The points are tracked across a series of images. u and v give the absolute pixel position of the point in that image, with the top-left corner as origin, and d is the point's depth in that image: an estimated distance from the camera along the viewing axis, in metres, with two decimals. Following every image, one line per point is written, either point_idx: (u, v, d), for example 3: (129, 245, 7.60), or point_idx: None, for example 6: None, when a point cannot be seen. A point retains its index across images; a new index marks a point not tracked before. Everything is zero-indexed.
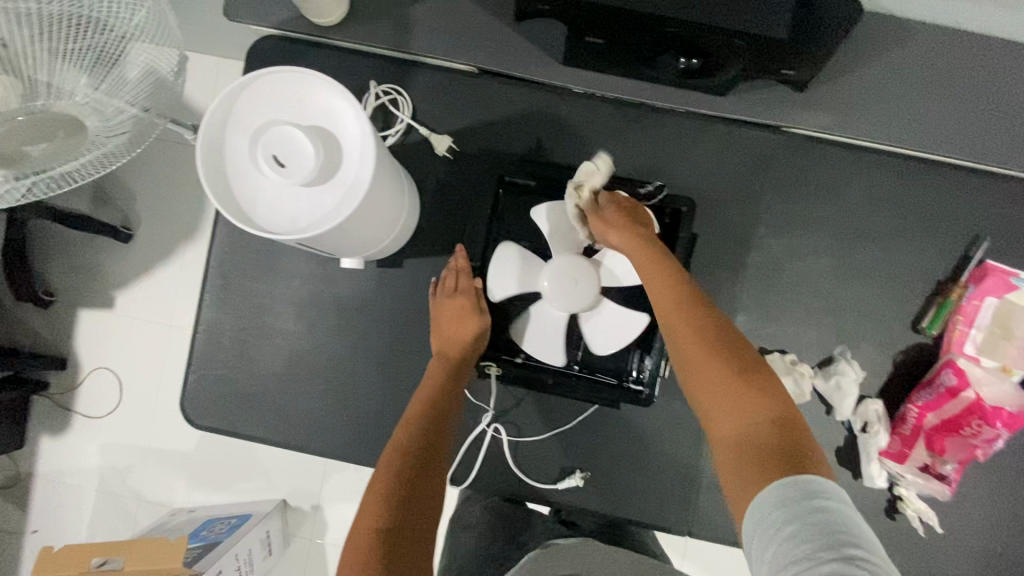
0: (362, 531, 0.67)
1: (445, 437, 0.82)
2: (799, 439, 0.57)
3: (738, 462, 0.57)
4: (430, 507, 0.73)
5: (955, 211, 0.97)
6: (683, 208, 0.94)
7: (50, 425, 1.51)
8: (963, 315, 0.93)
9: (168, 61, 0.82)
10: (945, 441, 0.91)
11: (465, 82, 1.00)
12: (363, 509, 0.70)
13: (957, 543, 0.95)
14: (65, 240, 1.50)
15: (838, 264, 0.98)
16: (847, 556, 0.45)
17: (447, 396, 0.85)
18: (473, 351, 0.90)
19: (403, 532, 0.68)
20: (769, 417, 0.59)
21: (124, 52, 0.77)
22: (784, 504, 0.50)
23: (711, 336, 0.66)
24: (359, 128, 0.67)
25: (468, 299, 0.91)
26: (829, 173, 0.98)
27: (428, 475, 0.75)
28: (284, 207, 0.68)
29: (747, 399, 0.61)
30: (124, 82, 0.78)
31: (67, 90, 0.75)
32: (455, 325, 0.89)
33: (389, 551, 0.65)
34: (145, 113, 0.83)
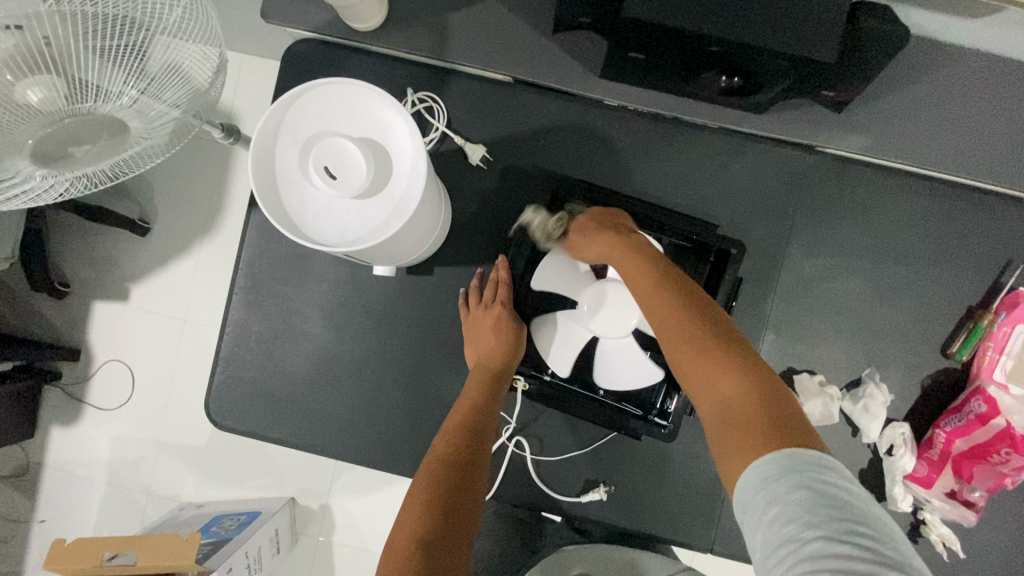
0: (399, 538, 0.67)
1: (482, 447, 0.81)
2: (776, 407, 0.55)
3: (721, 447, 0.55)
4: (466, 518, 0.73)
5: (987, 237, 0.97)
6: (734, 251, 0.92)
7: (62, 415, 1.51)
8: (994, 342, 0.92)
9: (213, 63, 0.82)
10: (973, 467, 0.92)
11: (500, 91, 1.00)
12: (401, 517, 0.70)
13: (979, 568, 0.95)
14: (83, 231, 1.50)
15: (868, 285, 0.98)
16: (834, 532, 0.45)
17: (484, 406, 0.85)
18: (509, 364, 0.89)
19: (441, 541, 0.67)
20: (742, 389, 0.57)
21: (164, 52, 0.75)
22: (761, 485, 0.49)
23: (686, 316, 0.65)
24: (409, 141, 0.68)
25: (507, 310, 0.91)
26: (862, 194, 0.98)
27: (464, 485, 0.75)
28: (336, 219, 0.69)
29: (720, 374, 0.59)
30: (167, 82, 0.78)
31: (115, 92, 0.72)
32: (493, 336, 0.89)
33: (425, 559, 0.64)
34: (183, 113, 0.83)
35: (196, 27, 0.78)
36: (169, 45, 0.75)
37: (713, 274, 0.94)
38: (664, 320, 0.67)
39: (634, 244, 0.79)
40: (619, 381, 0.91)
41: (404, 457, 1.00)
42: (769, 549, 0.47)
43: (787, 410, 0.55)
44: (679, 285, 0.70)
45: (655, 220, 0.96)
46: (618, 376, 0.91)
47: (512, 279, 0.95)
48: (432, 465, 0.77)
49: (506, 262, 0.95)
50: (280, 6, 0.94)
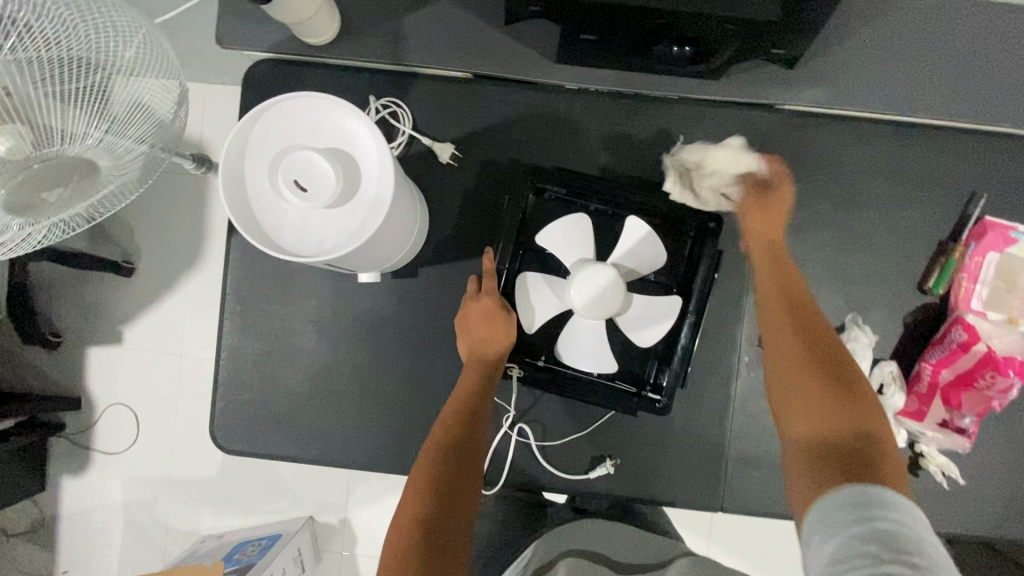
0: (403, 524, 0.68)
1: (479, 435, 0.82)
2: (875, 456, 0.62)
3: (805, 467, 0.64)
4: (466, 497, 0.74)
5: (948, 172, 0.99)
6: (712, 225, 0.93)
7: (71, 465, 1.51)
8: (967, 272, 0.96)
9: (175, 95, 0.83)
10: (961, 395, 0.94)
11: (461, 89, 1.01)
12: (403, 503, 0.71)
13: (979, 491, 0.98)
14: (69, 280, 1.50)
15: (841, 233, 1.01)
16: (906, 560, 0.47)
17: (479, 397, 0.85)
18: (501, 352, 0.90)
19: (442, 522, 0.69)
20: (847, 434, 0.65)
21: (122, 87, 0.76)
22: (850, 507, 0.53)
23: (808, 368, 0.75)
24: (375, 148, 0.68)
25: (495, 299, 0.91)
26: (825, 145, 1.00)
27: (464, 466, 0.76)
28: (311, 231, 0.69)
29: (828, 414, 0.68)
30: (129, 119, 0.78)
31: (79, 134, 0.73)
32: (485, 328, 0.90)
33: (427, 547, 0.65)
34: (151, 147, 0.85)
35: (152, 62, 0.80)
36: (128, 82, 0.77)
37: (694, 248, 0.97)
38: (785, 351, 0.78)
39: (784, 286, 0.88)
40: (579, 358, 0.93)
41: (412, 458, 1.01)
42: (838, 556, 0.50)
43: (882, 457, 0.62)
44: (816, 341, 0.79)
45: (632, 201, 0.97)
46: (582, 353, 0.93)
47: (497, 270, 0.95)
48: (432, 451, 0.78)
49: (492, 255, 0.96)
50: (234, 32, 0.96)
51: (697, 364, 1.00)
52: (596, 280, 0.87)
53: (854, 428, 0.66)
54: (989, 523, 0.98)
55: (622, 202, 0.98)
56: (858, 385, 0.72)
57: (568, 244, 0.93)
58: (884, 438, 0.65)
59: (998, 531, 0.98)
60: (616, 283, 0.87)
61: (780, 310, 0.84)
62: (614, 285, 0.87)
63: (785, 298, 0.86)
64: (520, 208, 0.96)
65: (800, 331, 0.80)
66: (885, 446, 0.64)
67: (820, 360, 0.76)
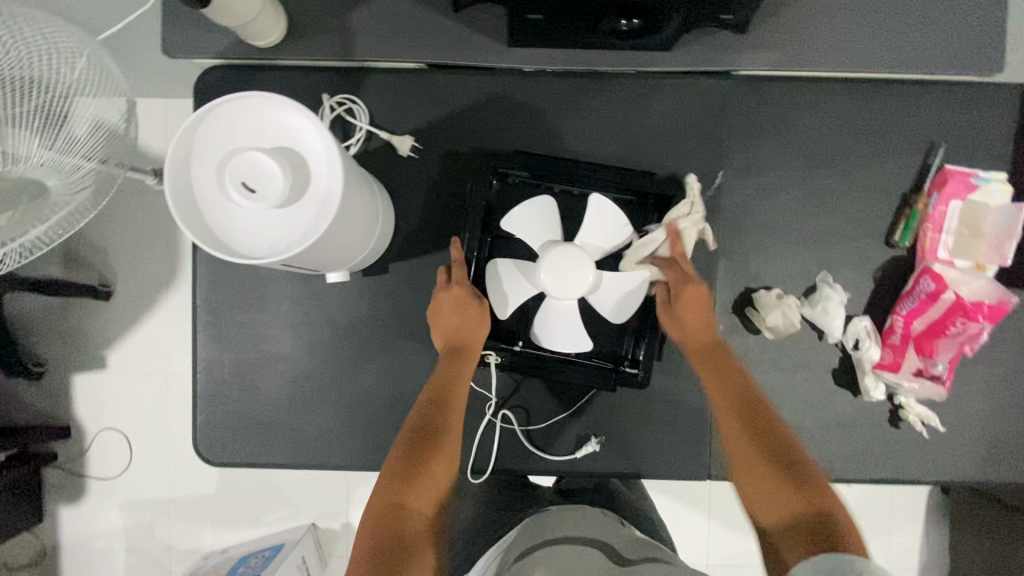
0: (379, 509, 0.69)
1: (457, 417, 0.81)
2: (834, 530, 0.63)
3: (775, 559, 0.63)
4: (443, 485, 0.75)
5: (906, 125, 1.00)
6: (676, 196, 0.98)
7: (66, 495, 1.50)
8: (932, 222, 0.96)
9: (122, 108, 0.86)
10: (934, 343, 0.95)
11: (415, 80, 1.00)
12: (380, 488, 0.72)
13: (961, 437, 0.99)
14: (45, 308, 1.49)
15: (806, 194, 1.01)
16: None
17: (456, 381, 0.84)
18: (476, 338, 0.90)
19: (418, 511, 0.71)
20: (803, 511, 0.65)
21: (69, 107, 0.80)
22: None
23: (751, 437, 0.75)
24: (323, 144, 0.66)
25: (465, 288, 0.92)
26: (783, 108, 1.00)
27: (443, 452, 0.76)
28: (262, 232, 0.66)
29: (782, 491, 0.68)
30: (76, 138, 0.81)
31: (23, 154, 0.77)
32: (458, 317, 0.90)
33: (399, 534, 0.67)
34: (103, 164, 0.85)
35: (97, 79, 0.83)
36: (75, 103, 0.80)
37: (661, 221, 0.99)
38: (731, 436, 0.76)
39: (719, 355, 0.86)
40: (554, 340, 0.93)
41: None
42: None
43: (838, 529, 0.63)
44: (751, 404, 0.78)
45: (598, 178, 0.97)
46: (555, 335, 0.93)
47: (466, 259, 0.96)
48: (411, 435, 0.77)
49: (458, 244, 0.95)
50: (180, 40, 0.94)
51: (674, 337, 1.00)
52: (562, 262, 0.86)
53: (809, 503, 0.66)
54: (972, 467, 0.99)
55: (583, 180, 0.97)
56: (796, 445, 0.73)
57: (534, 227, 0.92)
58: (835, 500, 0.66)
59: (979, 474, 1.00)
60: (584, 262, 0.87)
61: (720, 375, 0.83)
62: (581, 263, 0.86)
63: (719, 377, 0.83)
64: (482, 195, 0.95)
65: (737, 408, 0.78)
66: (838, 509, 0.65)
67: (763, 425, 0.76)
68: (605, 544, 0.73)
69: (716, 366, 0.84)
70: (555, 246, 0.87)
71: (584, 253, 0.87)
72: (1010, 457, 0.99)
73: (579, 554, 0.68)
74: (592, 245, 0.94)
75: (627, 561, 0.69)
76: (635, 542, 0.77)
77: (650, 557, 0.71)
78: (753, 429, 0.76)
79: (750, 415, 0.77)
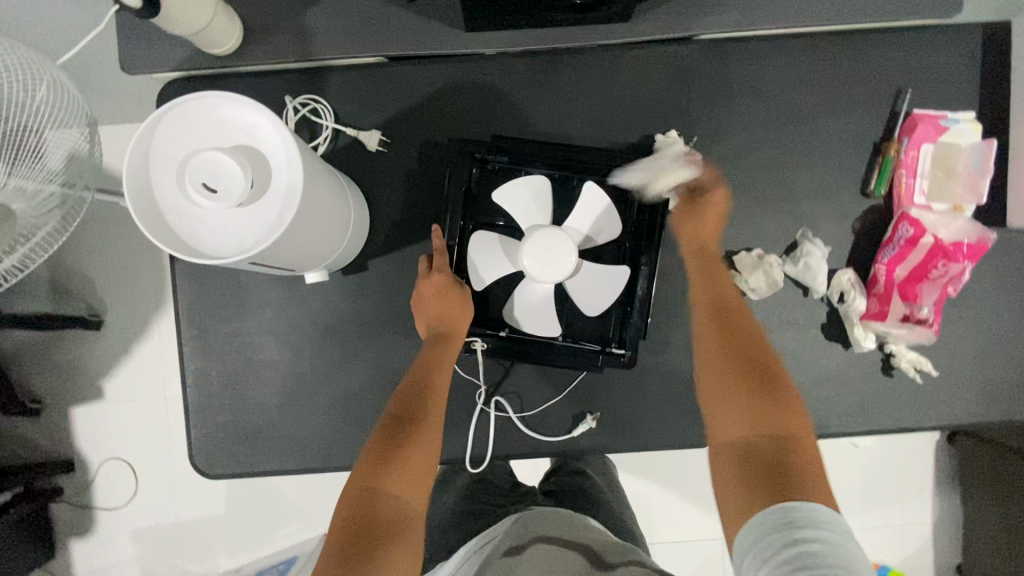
0: (354, 491, 0.68)
1: (436, 406, 0.81)
2: (795, 460, 0.62)
3: (729, 475, 0.64)
4: (424, 472, 0.73)
5: (872, 74, 1.00)
6: None
7: (76, 528, 1.50)
8: (905, 167, 0.97)
9: (85, 132, 0.87)
10: (917, 287, 0.95)
11: (377, 74, 1.00)
12: (355, 473, 0.71)
13: (955, 378, 0.99)
14: (37, 344, 1.48)
15: (778, 151, 1.01)
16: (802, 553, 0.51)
17: (435, 369, 0.84)
18: (460, 326, 0.90)
19: (394, 494, 0.69)
20: (768, 434, 0.65)
21: (40, 138, 0.81)
22: (780, 528, 0.55)
23: (731, 361, 0.75)
24: (281, 137, 0.66)
25: (448, 276, 0.91)
26: (747, 68, 1.00)
27: (421, 436, 0.75)
28: (228, 231, 0.65)
29: (749, 410, 0.68)
30: (46, 168, 0.82)
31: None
32: (440, 304, 0.90)
33: (374, 517, 0.65)
34: (70, 187, 0.88)
35: (61, 102, 0.83)
36: (45, 134, 0.81)
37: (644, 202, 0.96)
38: (712, 357, 0.77)
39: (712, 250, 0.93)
40: (538, 323, 0.94)
41: None
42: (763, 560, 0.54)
43: (803, 460, 0.62)
44: (741, 334, 0.79)
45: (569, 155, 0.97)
46: (538, 318, 0.93)
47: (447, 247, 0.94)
48: (387, 422, 0.76)
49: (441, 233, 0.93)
50: (139, 55, 0.94)
51: (661, 306, 1.00)
52: (546, 246, 0.87)
53: (778, 428, 0.66)
54: (969, 407, 0.99)
55: (566, 161, 0.96)
56: (781, 377, 0.72)
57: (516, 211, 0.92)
58: (807, 437, 0.65)
59: (976, 414, 0.99)
60: (567, 245, 0.87)
61: (712, 294, 0.86)
62: (565, 246, 0.87)
63: (714, 308, 0.83)
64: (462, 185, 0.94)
65: (726, 337, 0.79)
66: (808, 444, 0.65)
67: (748, 352, 0.76)
68: (587, 546, 0.71)
69: (711, 286, 0.88)
70: (539, 231, 0.87)
71: (569, 237, 0.87)
72: (1006, 393, 0.99)
73: (557, 560, 0.67)
74: (576, 229, 0.93)
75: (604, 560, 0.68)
76: (614, 542, 0.75)
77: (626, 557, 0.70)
78: (734, 354, 0.76)
79: (739, 344, 0.77)
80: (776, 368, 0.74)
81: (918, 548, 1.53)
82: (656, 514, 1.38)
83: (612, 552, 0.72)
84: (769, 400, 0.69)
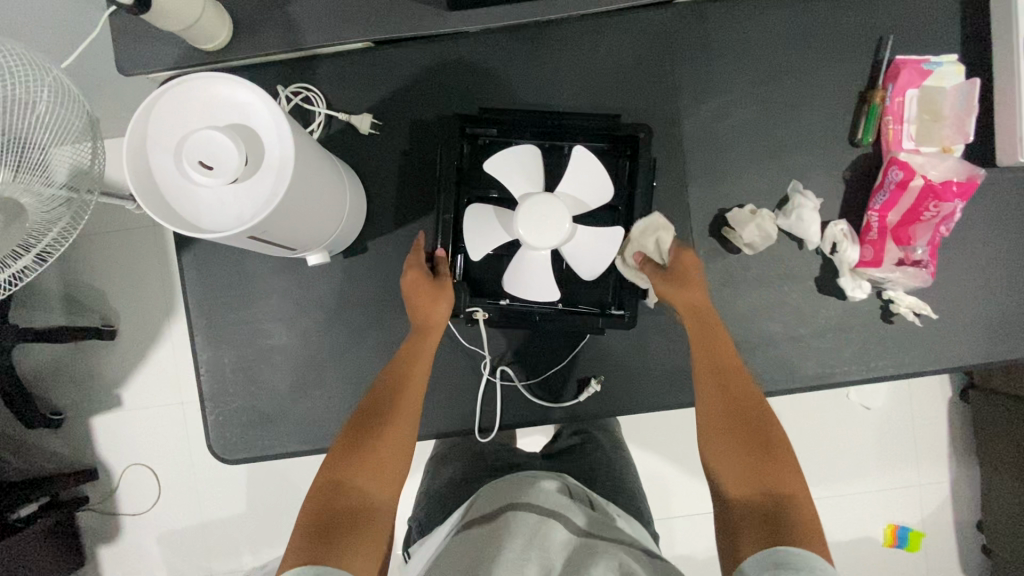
0: (323, 483, 0.73)
1: (408, 402, 0.83)
2: (793, 516, 0.67)
3: (737, 529, 0.69)
4: (392, 469, 0.77)
5: (852, 24, 1.00)
6: (641, 135, 0.96)
7: (104, 534, 1.53)
8: (892, 114, 0.98)
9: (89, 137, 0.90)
10: (910, 230, 0.95)
11: (365, 59, 1.02)
12: (326, 463, 0.76)
13: (955, 321, 1.00)
14: (56, 356, 1.52)
15: (765, 107, 1.01)
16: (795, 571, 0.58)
17: (412, 362, 0.87)
18: (440, 314, 0.91)
19: (357, 487, 0.73)
20: (769, 495, 0.71)
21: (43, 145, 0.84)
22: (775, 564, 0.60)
23: (733, 417, 0.80)
24: (272, 116, 0.68)
25: (421, 267, 0.94)
26: (727, 28, 1.01)
27: (389, 430, 0.79)
28: (227, 206, 0.68)
29: (752, 471, 0.74)
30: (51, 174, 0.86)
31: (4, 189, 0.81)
32: (417, 297, 0.92)
33: (336, 509, 0.70)
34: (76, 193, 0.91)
35: (62, 104, 0.86)
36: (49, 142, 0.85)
37: (633, 164, 0.98)
38: (715, 410, 0.82)
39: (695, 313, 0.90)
40: (534, 292, 0.94)
41: None
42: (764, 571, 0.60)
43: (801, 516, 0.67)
44: (742, 389, 0.83)
45: (557, 124, 0.99)
46: (533, 287, 0.94)
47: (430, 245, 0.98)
48: (359, 416, 0.81)
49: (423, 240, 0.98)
50: (134, 58, 0.97)
51: None
52: (535, 212, 0.86)
53: (780, 488, 0.71)
54: (971, 349, 1.00)
55: (554, 130, 0.98)
56: (779, 434, 0.78)
57: (508, 180, 0.93)
58: (803, 497, 0.71)
59: (979, 355, 1.00)
60: (555, 208, 0.86)
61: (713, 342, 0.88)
62: (554, 210, 0.87)
63: (708, 350, 0.87)
64: (454, 160, 0.97)
65: (726, 389, 0.83)
66: (805, 504, 0.70)
67: (744, 406, 0.81)
68: (528, 510, 0.72)
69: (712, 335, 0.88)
70: (529, 197, 0.87)
71: (555, 201, 0.86)
72: (1007, 333, 0.99)
73: (540, 527, 0.70)
74: (568, 193, 0.93)
75: (561, 533, 0.69)
76: (567, 501, 0.77)
77: (566, 525, 0.71)
78: (732, 409, 0.81)
79: (739, 398, 0.82)
80: (773, 425, 0.79)
81: (937, 507, 1.52)
82: (667, 489, 1.40)
83: (581, 518, 0.74)
84: (767, 461, 0.75)
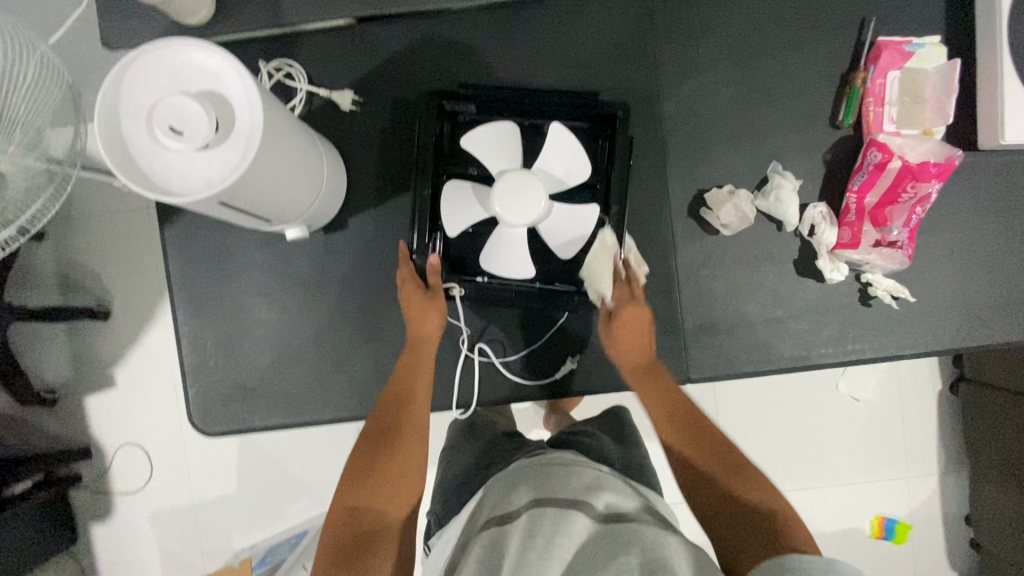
0: (340, 507, 0.80)
1: (411, 423, 0.90)
2: (774, 517, 0.72)
3: (732, 542, 0.71)
4: (401, 488, 0.84)
5: (836, 6, 1.00)
6: (619, 113, 0.96)
7: (96, 512, 1.55)
8: (873, 96, 0.97)
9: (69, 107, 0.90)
10: (887, 212, 0.95)
11: (346, 36, 1.02)
12: (341, 488, 0.83)
13: (935, 305, 1.00)
14: (50, 337, 1.54)
15: (747, 89, 1.01)
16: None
17: (411, 381, 0.93)
18: (432, 326, 0.95)
19: (369, 505, 0.81)
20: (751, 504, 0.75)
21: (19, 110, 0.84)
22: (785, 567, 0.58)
23: (693, 451, 0.84)
24: (240, 80, 0.69)
25: (414, 283, 0.97)
26: (710, 10, 1.01)
27: (401, 450, 0.87)
28: (200, 171, 0.68)
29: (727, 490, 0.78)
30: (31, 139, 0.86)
31: None
32: (412, 314, 0.95)
33: (355, 529, 0.77)
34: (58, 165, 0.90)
35: (42, 73, 0.86)
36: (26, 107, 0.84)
37: (609, 141, 0.98)
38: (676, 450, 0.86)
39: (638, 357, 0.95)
40: (510, 270, 0.95)
41: None
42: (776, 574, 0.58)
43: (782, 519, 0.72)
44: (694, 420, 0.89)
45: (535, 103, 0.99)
46: (508, 265, 0.94)
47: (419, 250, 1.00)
48: (367, 441, 0.88)
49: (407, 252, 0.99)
50: (121, 34, 0.98)
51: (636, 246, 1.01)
52: (516, 190, 0.86)
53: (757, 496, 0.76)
54: (950, 334, 1.00)
55: (532, 109, 0.99)
56: (735, 449, 0.84)
57: (486, 157, 0.93)
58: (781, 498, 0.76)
59: (958, 341, 1.00)
60: (534, 188, 0.87)
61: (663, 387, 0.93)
62: (533, 189, 0.87)
63: (662, 394, 0.92)
64: (432, 136, 0.97)
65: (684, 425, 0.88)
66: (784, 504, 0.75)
67: (700, 438, 0.86)
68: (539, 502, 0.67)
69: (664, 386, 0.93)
70: (507, 176, 0.88)
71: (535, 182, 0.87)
72: (986, 319, 0.99)
73: (560, 517, 0.64)
74: (546, 170, 0.93)
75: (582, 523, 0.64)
76: (595, 486, 0.72)
77: (587, 510, 0.65)
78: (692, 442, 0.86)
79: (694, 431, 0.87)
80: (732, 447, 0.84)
81: (925, 500, 1.52)
82: None
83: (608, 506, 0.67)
84: (737, 477, 0.79)
